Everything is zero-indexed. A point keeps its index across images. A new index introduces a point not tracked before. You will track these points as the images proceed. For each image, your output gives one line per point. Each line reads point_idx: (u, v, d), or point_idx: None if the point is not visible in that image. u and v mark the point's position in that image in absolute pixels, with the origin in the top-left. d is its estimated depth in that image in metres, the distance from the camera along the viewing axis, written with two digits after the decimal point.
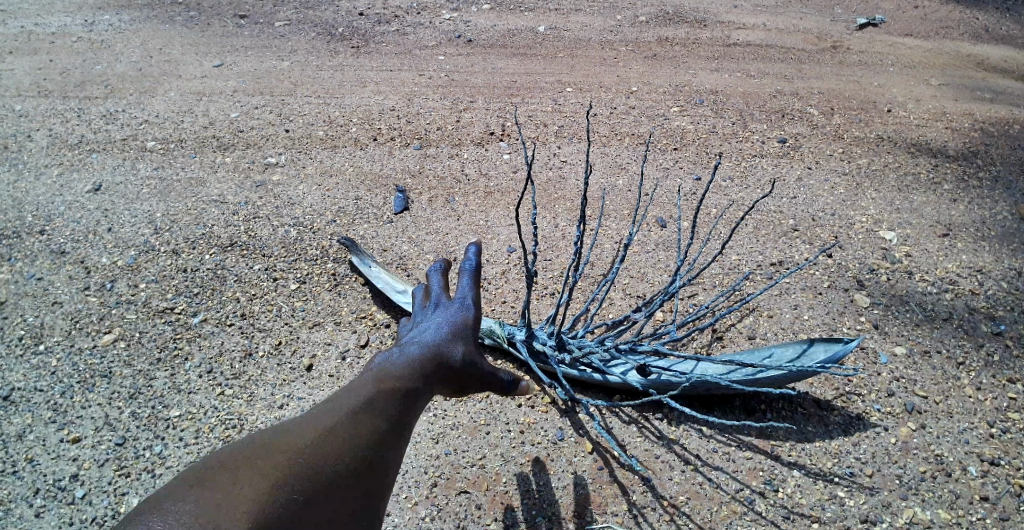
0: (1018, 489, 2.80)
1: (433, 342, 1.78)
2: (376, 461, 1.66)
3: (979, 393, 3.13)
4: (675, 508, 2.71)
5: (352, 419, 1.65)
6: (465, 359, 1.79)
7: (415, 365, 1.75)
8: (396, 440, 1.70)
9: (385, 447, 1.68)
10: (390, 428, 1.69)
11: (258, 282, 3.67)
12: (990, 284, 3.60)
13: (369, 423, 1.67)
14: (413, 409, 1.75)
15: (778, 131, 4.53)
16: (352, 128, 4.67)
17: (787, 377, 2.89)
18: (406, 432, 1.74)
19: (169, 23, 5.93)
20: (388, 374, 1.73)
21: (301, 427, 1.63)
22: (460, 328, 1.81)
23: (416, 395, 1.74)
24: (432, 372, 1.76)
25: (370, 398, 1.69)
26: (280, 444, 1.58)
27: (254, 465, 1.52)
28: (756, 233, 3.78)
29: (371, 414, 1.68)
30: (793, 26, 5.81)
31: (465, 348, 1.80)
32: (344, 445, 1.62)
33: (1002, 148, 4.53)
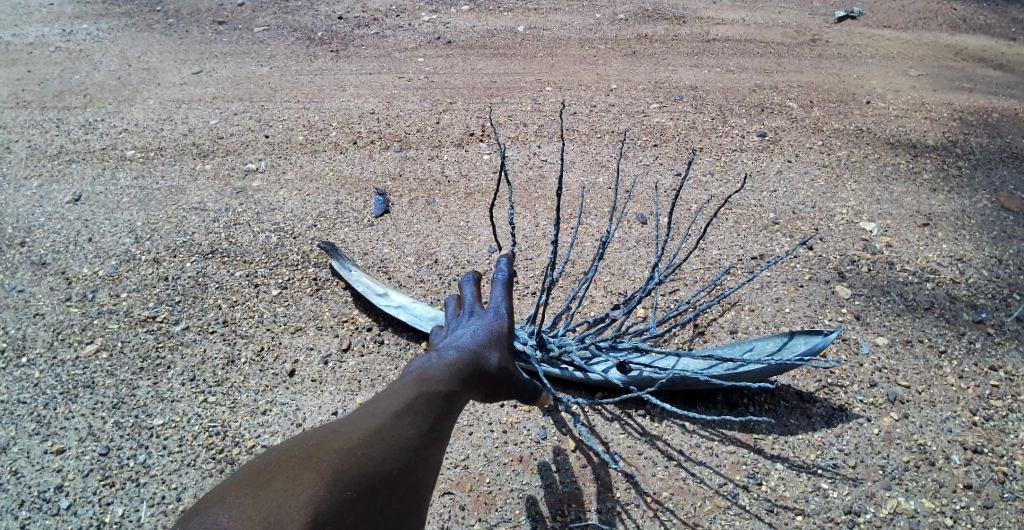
0: (1001, 476, 2.80)
1: (471, 346, 1.77)
2: (419, 462, 1.62)
3: (962, 382, 3.13)
4: (659, 504, 2.70)
5: (398, 419, 1.59)
6: (500, 366, 1.80)
7: (457, 367, 1.72)
8: (437, 442, 1.66)
9: (428, 448, 1.64)
10: (433, 429, 1.65)
11: (239, 289, 3.65)
12: (971, 273, 3.61)
13: (414, 424, 1.61)
14: (451, 411, 1.70)
15: (758, 125, 4.54)
16: (331, 132, 4.65)
17: (767, 370, 2.89)
18: (445, 434, 1.69)
19: (148, 31, 5.90)
20: (431, 376, 1.68)
21: (346, 427, 1.57)
22: (497, 334, 1.82)
23: (455, 398, 1.70)
24: (470, 376, 1.74)
25: (413, 400, 1.63)
26: (327, 443, 1.52)
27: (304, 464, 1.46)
28: (737, 227, 3.78)
29: (416, 416, 1.62)
30: (772, 20, 5.83)
31: (501, 356, 1.81)
32: (391, 446, 1.56)
33: (981, 136, 4.55)
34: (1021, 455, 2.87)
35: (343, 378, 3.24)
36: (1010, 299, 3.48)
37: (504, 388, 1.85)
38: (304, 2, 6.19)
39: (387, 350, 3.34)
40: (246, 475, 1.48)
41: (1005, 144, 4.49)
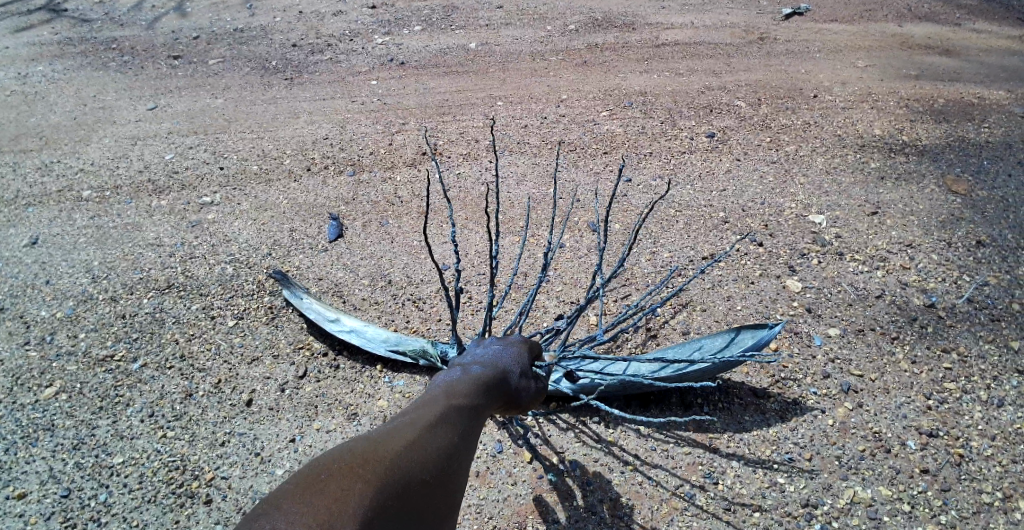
0: (957, 458, 2.82)
1: (494, 364, 1.95)
2: (446, 481, 1.55)
3: (915, 367, 3.15)
4: (616, 510, 2.69)
5: (430, 430, 1.58)
6: (520, 378, 2.01)
7: (481, 382, 1.86)
8: (462, 459, 1.62)
9: (455, 468, 1.59)
10: (462, 443, 1.63)
11: (196, 322, 3.62)
12: (921, 258, 3.64)
13: (443, 439, 1.59)
14: (476, 425, 1.76)
15: (707, 125, 4.60)
16: (286, 160, 4.67)
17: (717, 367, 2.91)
18: (468, 450, 1.66)
19: (103, 70, 5.89)
20: (458, 391, 1.79)
21: (382, 435, 1.50)
22: (516, 356, 2.04)
23: (479, 410, 1.79)
24: (495, 389, 1.89)
25: (444, 413, 1.66)
26: (369, 451, 1.42)
27: (351, 472, 1.33)
28: (688, 228, 3.82)
29: (445, 429, 1.62)
30: (720, 22, 5.92)
31: (521, 372, 2.01)
32: (424, 462, 1.49)
33: (927, 122, 4.63)
34: (976, 435, 2.90)
35: (301, 404, 3.22)
36: (960, 280, 3.53)
37: (520, 404, 2.01)
38: (258, 32, 6.24)
39: (344, 374, 3.34)
40: (292, 484, 1.29)
41: (951, 128, 4.57)
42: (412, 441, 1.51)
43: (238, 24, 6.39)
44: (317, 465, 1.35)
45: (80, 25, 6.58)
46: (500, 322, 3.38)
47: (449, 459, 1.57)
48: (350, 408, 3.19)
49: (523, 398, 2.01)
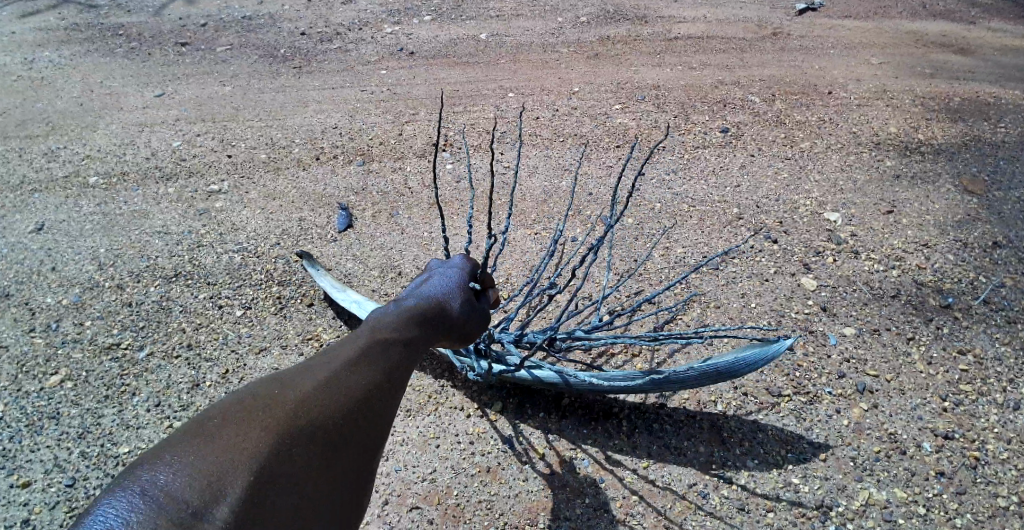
0: (974, 461, 2.78)
1: (432, 296, 1.81)
2: (366, 424, 1.51)
3: (931, 368, 3.12)
4: (628, 509, 2.65)
5: (342, 372, 1.51)
6: (464, 310, 1.85)
7: (412, 312, 1.72)
8: (384, 399, 1.55)
9: (373, 412, 1.53)
10: (385, 383, 1.56)
11: (204, 311, 3.58)
12: (937, 258, 3.60)
13: (358, 380, 1.51)
14: (407, 360, 1.65)
15: (720, 120, 4.56)
16: (295, 149, 4.63)
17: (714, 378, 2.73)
18: (395, 390, 1.59)
19: (110, 56, 5.84)
20: (384, 324, 1.66)
21: (282, 383, 1.47)
22: (459, 284, 1.88)
23: (412, 346, 1.67)
24: (430, 319, 1.75)
25: (366, 348, 1.58)
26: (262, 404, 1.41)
27: (239, 429, 1.34)
28: (701, 224, 3.78)
29: (365, 367, 1.54)
30: (734, 16, 5.86)
31: (465, 301, 1.87)
32: (335, 405, 1.46)
33: (943, 121, 4.58)
34: (992, 439, 2.86)
35: None
36: (977, 282, 3.49)
37: (471, 335, 1.89)
38: (267, 19, 6.19)
39: None
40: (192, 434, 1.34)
41: (967, 127, 4.52)
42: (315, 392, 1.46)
43: (247, 11, 6.35)
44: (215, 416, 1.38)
45: (87, 10, 6.52)
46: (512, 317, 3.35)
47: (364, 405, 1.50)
48: None
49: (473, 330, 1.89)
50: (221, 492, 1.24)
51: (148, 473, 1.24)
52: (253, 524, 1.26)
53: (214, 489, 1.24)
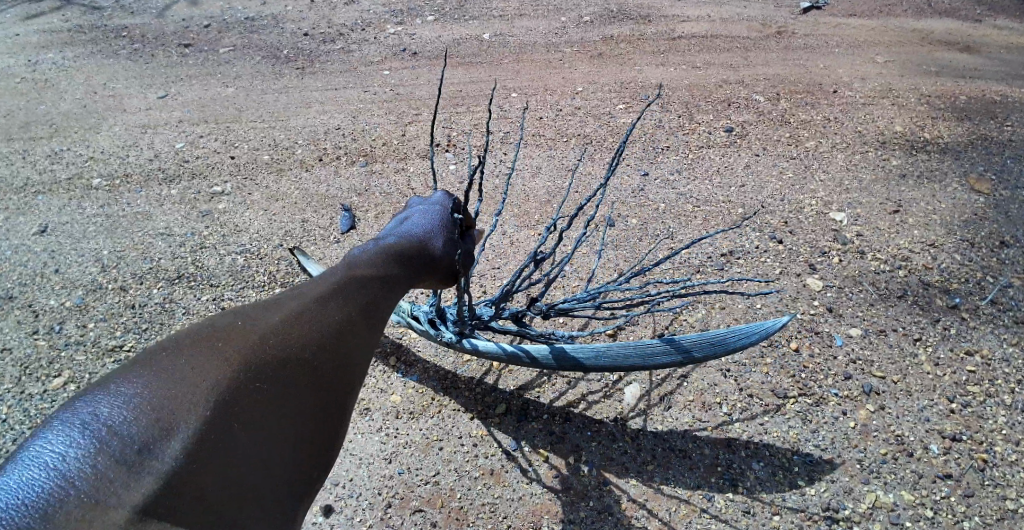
0: (981, 463, 2.75)
1: (413, 236, 1.88)
2: (337, 357, 1.68)
3: (938, 369, 3.09)
4: (633, 512, 2.63)
5: (315, 308, 1.68)
6: (446, 250, 1.91)
7: (389, 252, 1.82)
8: (358, 333, 1.71)
9: (347, 345, 1.69)
10: (358, 317, 1.72)
11: (207, 313, 3.56)
12: (944, 258, 3.57)
13: (329, 319, 1.68)
14: (385, 296, 1.78)
15: (724, 120, 4.53)
16: (297, 150, 4.63)
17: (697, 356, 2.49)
18: (369, 325, 1.74)
19: (114, 57, 5.84)
20: (361, 262, 1.78)
21: (258, 318, 1.64)
22: (439, 223, 1.93)
23: (389, 280, 1.79)
24: (409, 258, 1.84)
25: (340, 286, 1.72)
26: (233, 335, 1.58)
27: (202, 362, 1.52)
28: (705, 224, 3.76)
29: (337, 306, 1.70)
30: (737, 15, 5.83)
31: (447, 240, 1.92)
32: (302, 341, 1.63)
33: (949, 120, 4.55)
34: (1000, 441, 2.83)
35: None
36: (984, 282, 3.46)
37: (453, 274, 1.96)
38: (269, 20, 6.18)
39: None
40: (160, 358, 1.54)
41: (973, 126, 4.49)
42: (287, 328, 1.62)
43: (250, 12, 6.34)
44: (186, 341, 1.57)
45: (90, 12, 6.52)
46: None
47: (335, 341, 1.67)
48: (362, 403, 3.02)
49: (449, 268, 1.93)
50: (172, 426, 1.42)
51: (107, 401, 1.44)
52: (212, 449, 1.45)
53: (163, 428, 1.41)
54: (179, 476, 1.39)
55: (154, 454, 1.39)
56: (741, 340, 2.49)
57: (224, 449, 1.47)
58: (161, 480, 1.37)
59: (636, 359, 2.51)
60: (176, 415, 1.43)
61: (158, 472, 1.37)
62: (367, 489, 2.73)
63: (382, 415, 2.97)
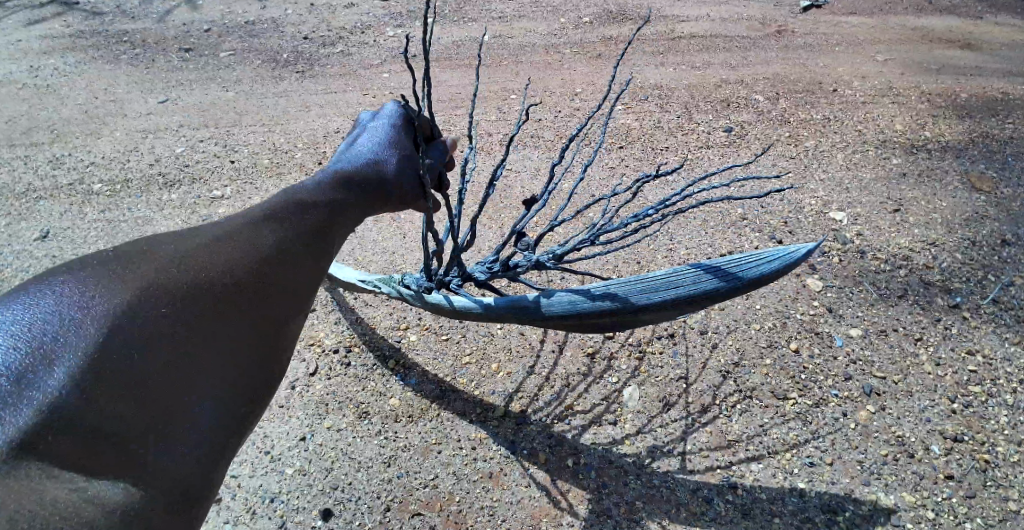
0: (983, 464, 2.74)
1: (365, 160, 1.93)
2: (269, 282, 1.61)
3: (939, 369, 3.07)
4: (632, 515, 2.62)
5: (244, 234, 1.63)
6: (401, 169, 1.96)
7: (337, 178, 1.86)
8: (291, 260, 1.66)
9: (279, 269, 1.64)
10: (290, 242, 1.68)
11: None
12: (944, 257, 3.55)
13: (258, 241, 1.63)
14: (323, 222, 1.77)
15: (724, 120, 4.52)
16: (297, 154, 4.63)
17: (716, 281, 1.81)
18: (303, 251, 1.70)
19: (115, 63, 5.86)
20: (300, 192, 1.79)
21: (177, 241, 1.58)
22: (392, 145, 1.99)
23: (337, 203, 1.82)
24: (361, 182, 1.88)
25: (273, 213, 1.71)
26: (148, 257, 1.51)
27: (110, 279, 1.42)
28: (705, 225, 3.75)
29: (266, 231, 1.66)
30: (737, 14, 5.82)
31: (400, 159, 1.97)
32: (230, 262, 1.57)
33: (950, 117, 4.53)
34: (1002, 441, 2.81)
35: (311, 402, 3.04)
36: (985, 281, 3.44)
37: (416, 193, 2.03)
38: (269, 24, 6.20)
39: (355, 372, 3.16)
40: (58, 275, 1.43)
41: (975, 124, 4.47)
42: (203, 253, 1.55)
43: (250, 16, 6.36)
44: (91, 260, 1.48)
45: (91, 18, 6.54)
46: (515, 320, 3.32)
47: (266, 264, 1.62)
48: (361, 407, 3.02)
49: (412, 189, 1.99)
50: (68, 346, 1.30)
51: None
52: (114, 374, 1.33)
53: (47, 356, 1.28)
54: (69, 407, 1.26)
55: (36, 384, 1.25)
56: (759, 269, 1.79)
57: (134, 376, 1.35)
58: (44, 411, 1.24)
59: (628, 297, 1.87)
60: (64, 343, 1.30)
61: (40, 404, 1.24)
62: (366, 493, 2.73)
63: (381, 419, 2.97)
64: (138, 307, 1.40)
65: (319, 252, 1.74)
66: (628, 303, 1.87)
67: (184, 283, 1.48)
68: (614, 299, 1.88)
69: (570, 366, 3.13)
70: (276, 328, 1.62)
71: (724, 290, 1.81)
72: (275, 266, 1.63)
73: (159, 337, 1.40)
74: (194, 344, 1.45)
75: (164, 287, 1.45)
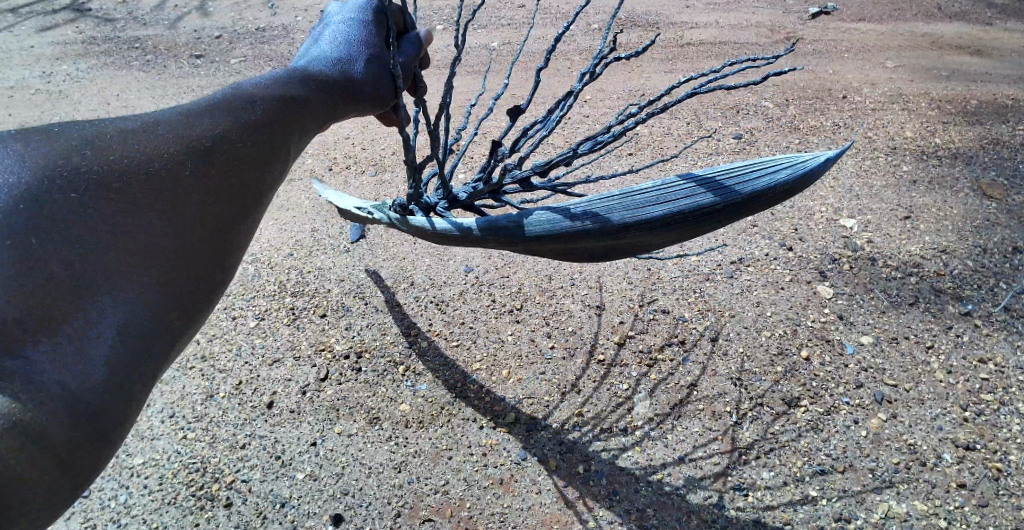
0: (996, 473, 2.73)
1: (332, 65, 1.86)
2: (219, 177, 1.60)
3: (951, 377, 3.06)
4: (644, 522, 2.63)
5: (196, 124, 1.60)
6: (370, 71, 1.90)
7: (298, 80, 1.80)
8: (243, 158, 1.64)
9: (231, 164, 1.62)
10: (244, 137, 1.64)
11: (217, 322, 3.44)
12: (955, 264, 3.54)
13: (203, 135, 1.59)
14: (281, 120, 1.72)
15: (733, 127, 4.53)
16: (308, 159, 4.65)
17: (722, 191, 1.58)
18: (258, 148, 1.67)
19: (127, 69, 5.90)
20: (260, 88, 1.74)
21: (128, 122, 1.56)
22: (361, 47, 1.91)
23: (310, 103, 1.79)
24: (327, 86, 1.83)
25: (229, 106, 1.66)
26: (95, 135, 1.50)
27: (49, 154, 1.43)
28: (715, 232, 3.77)
29: (214, 125, 1.62)
30: (745, 21, 5.83)
31: (370, 61, 1.90)
32: (180, 152, 1.55)
33: (960, 124, 4.52)
34: (1014, 449, 2.80)
35: (322, 408, 3.05)
36: (997, 288, 3.43)
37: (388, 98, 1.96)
38: (279, 31, 6.25)
39: (365, 377, 3.16)
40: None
41: (985, 131, 4.46)
42: (131, 140, 1.52)
43: (260, 23, 6.40)
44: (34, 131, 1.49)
45: (103, 24, 6.59)
46: (525, 327, 3.33)
47: (206, 155, 1.58)
48: (372, 413, 3.02)
49: (389, 91, 1.94)
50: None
51: None
52: (37, 261, 1.34)
53: None
54: None
55: None
56: (761, 179, 1.56)
57: (59, 267, 1.36)
58: None
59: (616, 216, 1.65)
60: None
61: None
62: (376, 499, 2.73)
63: (392, 425, 2.98)
64: (55, 193, 1.39)
65: (272, 150, 1.70)
66: (618, 221, 1.65)
67: (105, 170, 1.46)
68: (601, 219, 1.66)
69: (579, 373, 3.13)
70: (222, 226, 1.61)
71: (723, 205, 1.60)
72: (222, 161, 1.60)
73: (89, 228, 1.41)
74: (120, 237, 1.44)
75: (91, 176, 1.44)
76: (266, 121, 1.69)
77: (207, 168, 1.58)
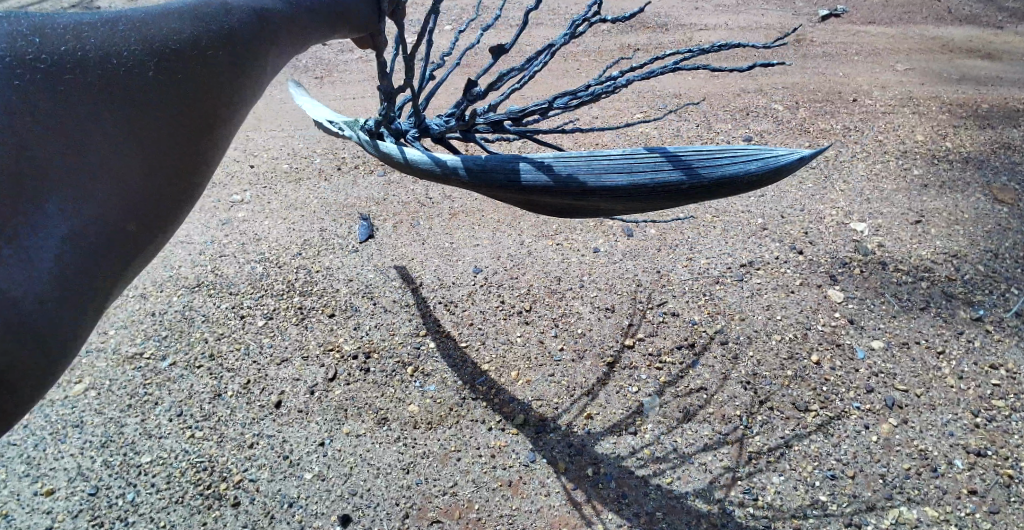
0: (1007, 479, 2.71)
1: None
2: (185, 107, 1.62)
3: (962, 383, 3.05)
4: (653, 525, 2.62)
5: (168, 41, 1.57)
6: None
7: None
8: (210, 91, 1.63)
9: (198, 97, 1.63)
10: (216, 64, 1.62)
11: (225, 321, 3.44)
12: (966, 269, 3.53)
13: (175, 58, 1.58)
14: (255, 42, 1.65)
15: (743, 129, 4.51)
16: (316, 159, 4.64)
17: (695, 172, 1.52)
18: (228, 76, 1.64)
19: None
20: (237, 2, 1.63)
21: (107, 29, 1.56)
22: None
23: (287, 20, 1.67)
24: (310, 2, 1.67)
25: (203, 23, 1.60)
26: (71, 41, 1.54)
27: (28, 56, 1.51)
28: (725, 235, 3.75)
29: (187, 46, 1.58)
30: (754, 23, 5.82)
31: None
32: (147, 75, 1.57)
33: (971, 128, 4.50)
34: None
35: (330, 408, 3.04)
36: (1008, 294, 3.41)
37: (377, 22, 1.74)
38: None
39: (374, 378, 3.15)
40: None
41: (997, 135, 4.44)
42: (103, 45, 1.55)
43: None
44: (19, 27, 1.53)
45: None
46: (534, 329, 3.32)
47: (174, 79, 1.59)
48: (380, 413, 3.02)
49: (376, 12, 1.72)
50: None
51: None
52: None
53: None
54: None
55: None
56: (733, 167, 1.51)
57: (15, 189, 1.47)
58: None
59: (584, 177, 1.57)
60: None
61: None
62: (384, 500, 2.73)
63: (400, 425, 2.97)
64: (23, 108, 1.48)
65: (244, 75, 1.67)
66: (582, 184, 1.59)
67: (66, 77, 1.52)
68: (565, 177, 1.57)
69: (588, 375, 3.12)
70: (185, 157, 1.67)
71: (688, 186, 1.54)
72: (191, 91, 1.61)
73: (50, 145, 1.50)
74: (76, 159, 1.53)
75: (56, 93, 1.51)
76: (236, 39, 1.62)
77: (173, 99, 1.60)
